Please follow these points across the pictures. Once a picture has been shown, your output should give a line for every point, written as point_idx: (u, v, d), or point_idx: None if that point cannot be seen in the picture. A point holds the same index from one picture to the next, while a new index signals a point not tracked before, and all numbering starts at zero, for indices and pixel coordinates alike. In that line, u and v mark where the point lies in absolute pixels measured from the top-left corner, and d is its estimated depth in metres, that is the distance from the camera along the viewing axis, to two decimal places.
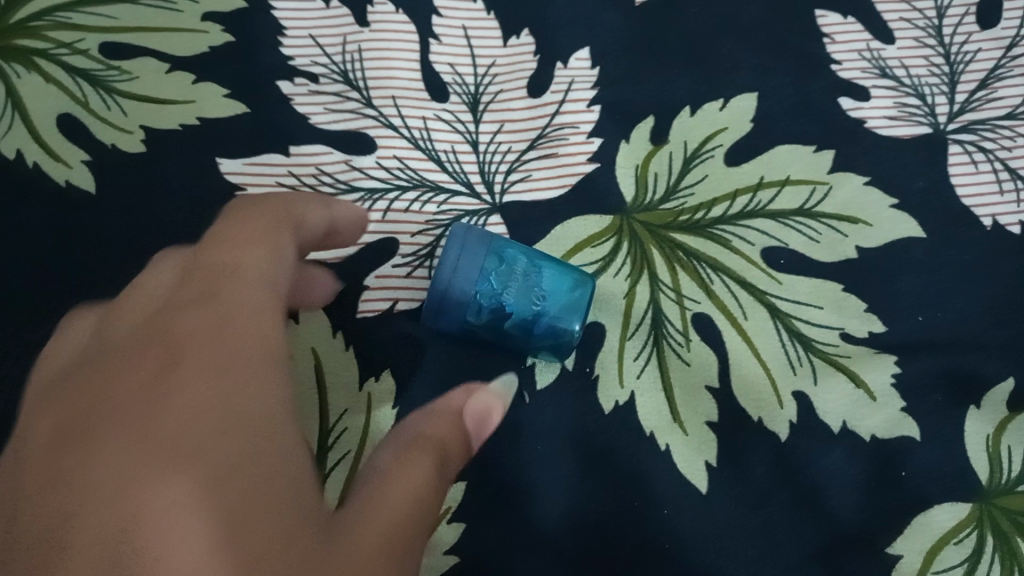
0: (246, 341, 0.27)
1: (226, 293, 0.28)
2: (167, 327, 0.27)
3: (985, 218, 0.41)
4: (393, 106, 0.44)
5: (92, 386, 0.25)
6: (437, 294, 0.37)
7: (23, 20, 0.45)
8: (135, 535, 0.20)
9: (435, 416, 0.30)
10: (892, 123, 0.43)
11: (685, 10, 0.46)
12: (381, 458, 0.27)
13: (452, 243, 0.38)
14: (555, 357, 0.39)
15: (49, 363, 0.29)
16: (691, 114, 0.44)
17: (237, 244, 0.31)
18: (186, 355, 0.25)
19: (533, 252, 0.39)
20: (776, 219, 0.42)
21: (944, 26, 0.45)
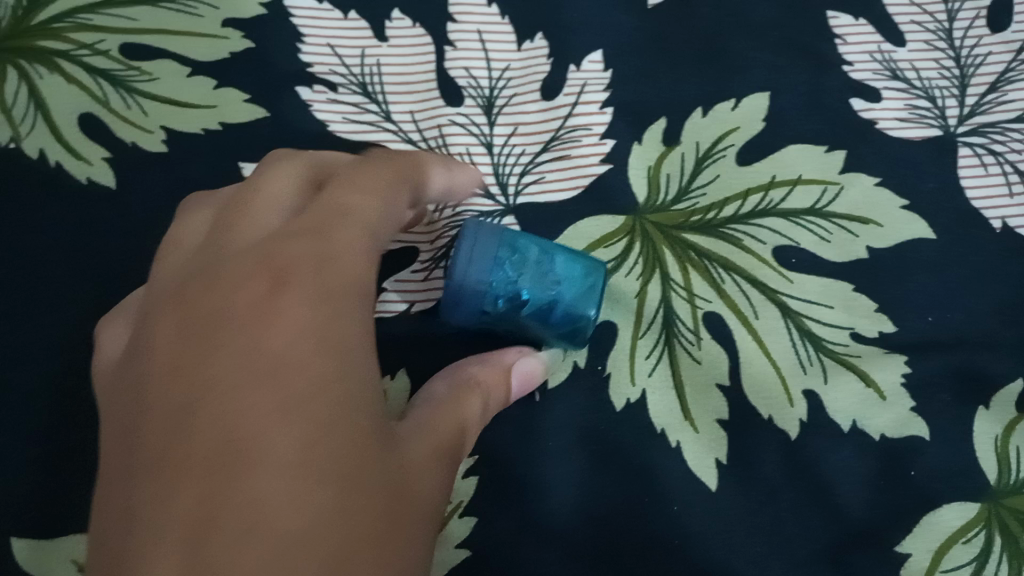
0: (345, 280, 0.31)
1: (332, 234, 0.32)
2: (274, 251, 0.31)
3: (994, 220, 0.42)
4: (410, 121, 0.45)
5: (208, 296, 0.30)
6: (453, 286, 0.38)
7: (46, 22, 0.45)
8: (240, 437, 0.25)
9: (490, 364, 0.37)
10: (902, 125, 0.44)
11: (697, 12, 0.47)
12: (439, 386, 0.35)
13: (465, 237, 0.38)
14: (574, 343, 0.39)
15: (173, 253, 0.34)
16: (703, 114, 0.44)
17: (361, 192, 0.35)
18: (289, 281, 0.30)
19: (546, 242, 0.40)
20: (788, 219, 0.42)
21: (954, 30, 0.46)
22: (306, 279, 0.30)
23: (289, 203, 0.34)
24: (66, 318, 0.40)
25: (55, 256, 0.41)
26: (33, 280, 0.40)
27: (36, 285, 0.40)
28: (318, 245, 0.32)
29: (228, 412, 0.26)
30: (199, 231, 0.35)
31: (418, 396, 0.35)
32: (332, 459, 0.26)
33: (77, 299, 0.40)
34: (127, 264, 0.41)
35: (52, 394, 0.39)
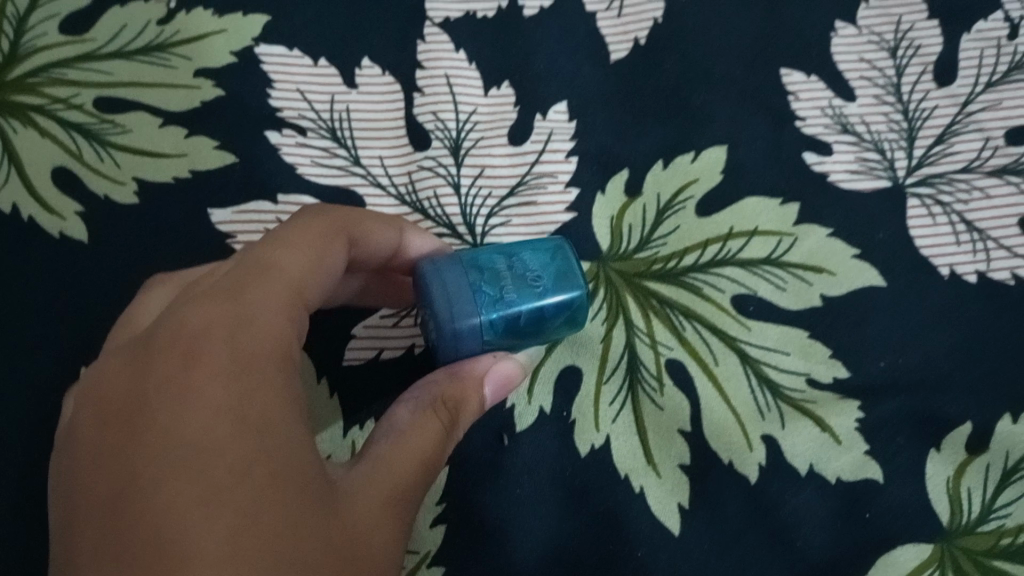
0: (260, 349, 0.31)
1: (251, 298, 0.33)
2: (191, 324, 0.31)
3: (943, 267, 0.43)
4: (380, 165, 0.46)
5: (129, 382, 0.30)
6: (449, 325, 0.37)
7: (22, 76, 0.46)
8: (161, 533, 0.26)
9: (459, 376, 0.37)
10: (853, 177, 0.45)
11: (657, 66, 0.48)
12: (403, 413, 0.35)
13: (430, 275, 0.38)
14: (574, 324, 0.39)
15: (122, 331, 0.35)
16: (664, 167, 0.46)
17: (291, 250, 0.35)
18: (202, 359, 0.30)
19: (502, 248, 0.40)
20: (746, 267, 0.43)
21: (902, 85, 0.48)
22: (221, 353, 0.30)
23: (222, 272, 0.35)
24: (37, 370, 0.40)
25: (28, 308, 0.41)
26: (5, 332, 0.41)
27: (8, 338, 0.41)
28: (236, 314, 0.32)
29: (150, 516, 0.26)
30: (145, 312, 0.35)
31: (382, 426, 0.35)
32: (257, 544, 0.26)
33: (48, 351, 0.41)
34: (100, 316, 0.41)
35: (21, 448, 0.39)
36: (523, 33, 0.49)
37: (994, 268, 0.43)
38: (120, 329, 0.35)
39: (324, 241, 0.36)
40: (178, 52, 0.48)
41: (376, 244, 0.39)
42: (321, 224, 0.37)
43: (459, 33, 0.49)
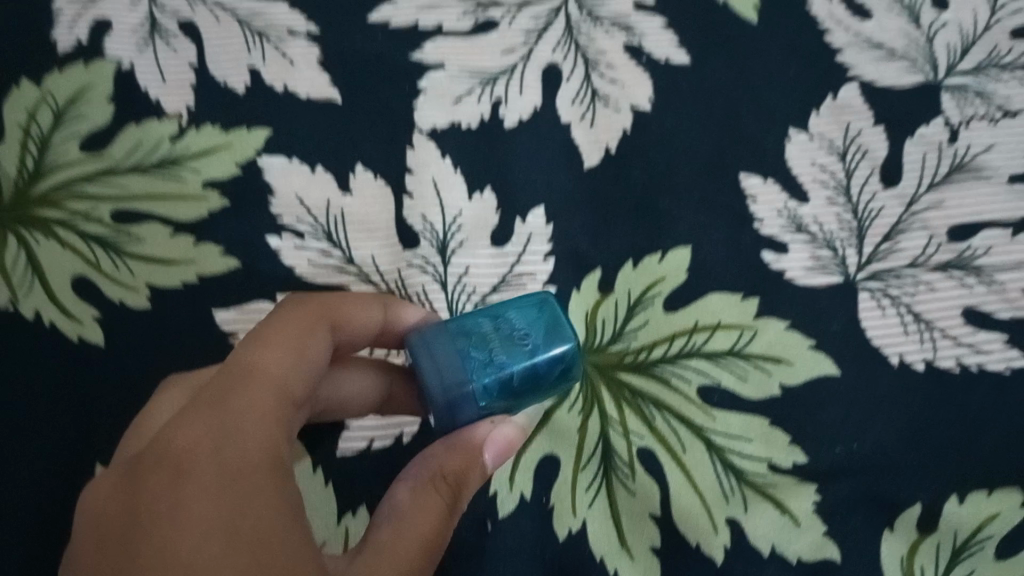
0: (246, 460, 0.35)
1: (240, 405, 0.37)
2: (181, 440, 0.35)
3: (893, 356, 0.47)
4: (371, 264, 0.50)
5: (129, 496, 0.34)
6: (444, 394, 0.40)
7: (48, 191, 0.51)
8: None
9: (458, 448, 0.41)
10: (808, 273, 0.49)
11: (627, 173, 0.53)
12: (404, 494, 0.40)
13: (420, 350, 0.41)
14: (568, 374, 0.42)
15: (132, 436, 0.39)
16: (634, 266, 0.50)
17: (272, 351, 0.39)
18: (193, 474, 0.34)
19: (490, 310, 0.43)
20: (711, 359, 0.47)
21: (852, 186, 0.52)
22: (211, 468, 0.35)
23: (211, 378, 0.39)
24: (66, 469, 0.45)
25: (57, 411, 0.46)
26: (36, 433, 0.45)
27: (39, 438, 0.45)
28: (226, 423, 0.36)
29: None
30: (153, 417, 0.40)
31: (390, 502, 0.40)
32: None
33: (75, 450, 0.45)
34: (120, 415, 0.46)
35: (53, 540, 0.43)
36: (504, 141, 0.54)
37: (941, 356, 0.47)
38: (130, 435, 0.39)
39: (301, 337, 0.40)
40: (191, 167, 0.52)
41: (356, 325, 0.43)
42: (297, 319, 0.40)
43: (445, 141, 0.54)
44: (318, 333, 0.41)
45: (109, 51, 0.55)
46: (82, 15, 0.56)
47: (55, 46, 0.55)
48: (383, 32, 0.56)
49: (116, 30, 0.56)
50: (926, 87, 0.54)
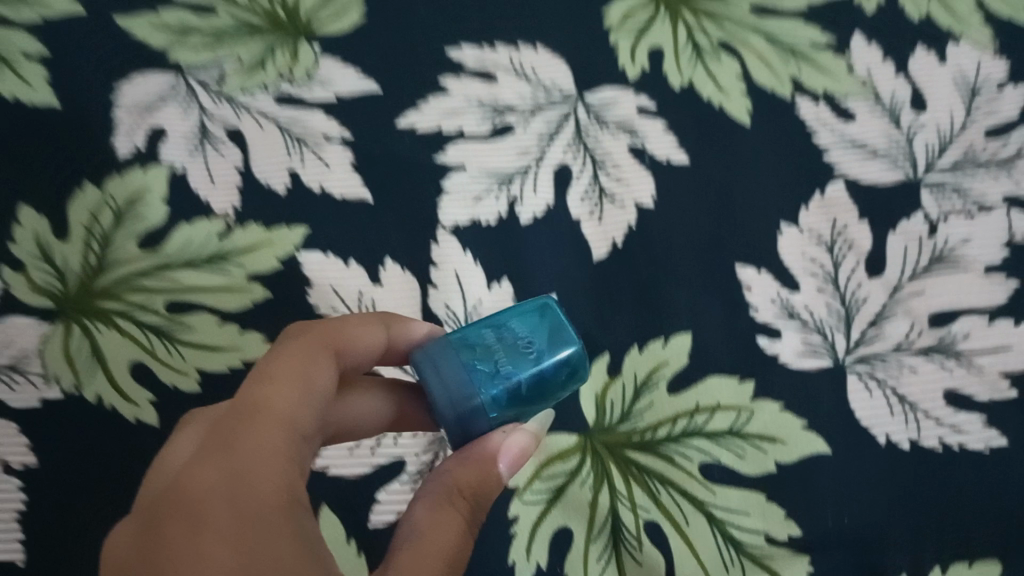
0: (259, 499, 0.38)
1: (252, 445, 0.40)
2: (194, 486, 0.37)
3: (880, 435, 0.52)
4: None
5: (148, 539, 0.36)
6: (458, 405, 0.44)
7: (108, 286, 0.57)
8: None
9: (473, 461, 0.43)
10: (801, 358, 0.54)
11: (632, 264, 0.58)
12: (422, 512, 0.42)
13: (427, 368, 0.45)
14: (573, 379, 0.46)
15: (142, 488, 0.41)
16: (639, 351, 0.54)
17: (276, 394, 0.42)
18: (211, 511, 0.36)
19: (490, 325, 0.47)
20: (711, 438, 0.52)
21: (840, 276, 0.56)
22: (228, 504, 0.37)
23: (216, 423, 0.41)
24: None
25: (127, 489, 0.53)
26: (111, 507, 0.53)
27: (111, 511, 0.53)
28: (239, 464, 0.39)
29: None
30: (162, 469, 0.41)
31: (407, 522, 0.42)
32: None
33: None
34: None
35: None
36: (520, 237, 0.59)
37: (924, 437, 0.52)
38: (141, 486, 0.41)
39: (299, 378, 0.44)
40: (236, 261, 0.58)
41: (358, 352, 0.48)
42: (295, 360, 0.44)
43: (466, 237, 0.59)
44: (322, 361, 0.45)
45: (164, 157, 0.61)
46: (139, 124, 0.62)
47: (115, 153, 0.61)
48: (410, 135, 0.62)
49: (170, 138, 0.62)
50: (907, 184, 0.59)
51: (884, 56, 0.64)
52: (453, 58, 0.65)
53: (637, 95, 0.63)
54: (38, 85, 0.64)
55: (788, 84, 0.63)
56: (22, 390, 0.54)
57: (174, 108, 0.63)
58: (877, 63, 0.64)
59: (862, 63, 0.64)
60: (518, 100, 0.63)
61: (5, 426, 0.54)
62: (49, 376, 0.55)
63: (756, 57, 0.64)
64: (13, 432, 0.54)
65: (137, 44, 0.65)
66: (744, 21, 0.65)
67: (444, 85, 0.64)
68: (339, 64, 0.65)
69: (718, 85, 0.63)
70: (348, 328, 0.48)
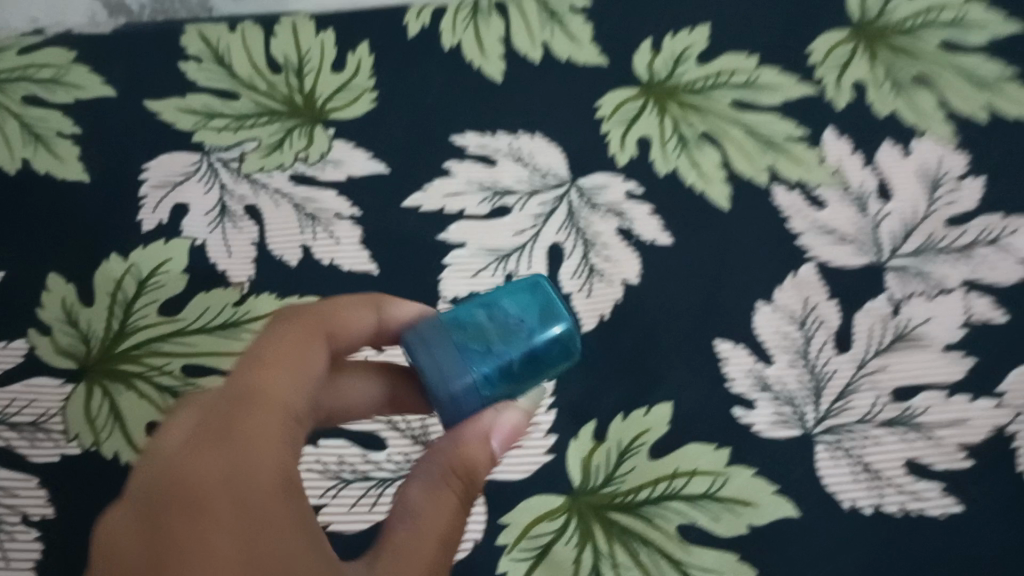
0: (261, 492, 0.38)
1: (249, 430, 0.40)
2: (195, 483, 0.37)
3: (845, 501, 0.56)
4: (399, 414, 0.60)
5: (148, 535, 0.36)
6: (454, 383, 0.45)
7: (128, 349, 0.61)
8: None
9: (465, 441, 0.45)
10: (773, 426, 0.58)
11: (618, 336, 0.62)
12: (418, 493, 0.43)
13: (420, 347, 0.46)
14: (562, 357, 0.48)
15: (129, 473, 0.40)
16: (623, 418, 0.59)
17: (273, 380, 0.43)
18: (207, 503, 0.37)
19: (480, 305, 0.48)
20: (688, 501, 0.56)
21: (810, 352, 0.61)
22: (227, 493, 0.37)
23: (212, 409, 0.41)
24: None
25: None
26: None
27: None
28: (237, 451, 0.39)
29: None
30: (150, 451, 0.40)
31: (404, 503, 0.43)
32: None
33: None
34: None
35: None
36: None
37: (886, 502, 0.56)
38: (128, 471, 0.40)
39: (296, 365, 0.44)
40: (249, 327, 0.62)
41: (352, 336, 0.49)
42: (289, 345, 0.45)
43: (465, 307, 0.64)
44: (316, 342, 0.46)
45: (185, 231, 0.66)
46: (163, 200, 0.67)
47: (139, 226, 0.66)
48: (414, 213, 0.67)
49: (191, 212, 0.67)
50: (873, 267, 0.64)
51: (854, 149, 0.69)
52: (456, 144, 0.70)
53: (625, 180, 0.69)
54: (69, 160, 0.69)
55: (765, 173, 0.68)
56: (43, 447, 0.58)
57: (196, 185, 0.68)
58: (847, 155, 0.69)
59: (834, 155, 0.69)
60: (515, 183, 0.68)
61: (28, 479, 0.57)
62: (70, 434, 0.58)
63: (735, 148, 0.70)
64: (34, 485, 0.57)
65: (164, 125, 0.71)
66: (725, 114, 0.71)
67: (448, 168, 0.69)
68: (352, 147, 0.70)
69: (700, 171, 0.69)
70: (340, 313, 0.49)
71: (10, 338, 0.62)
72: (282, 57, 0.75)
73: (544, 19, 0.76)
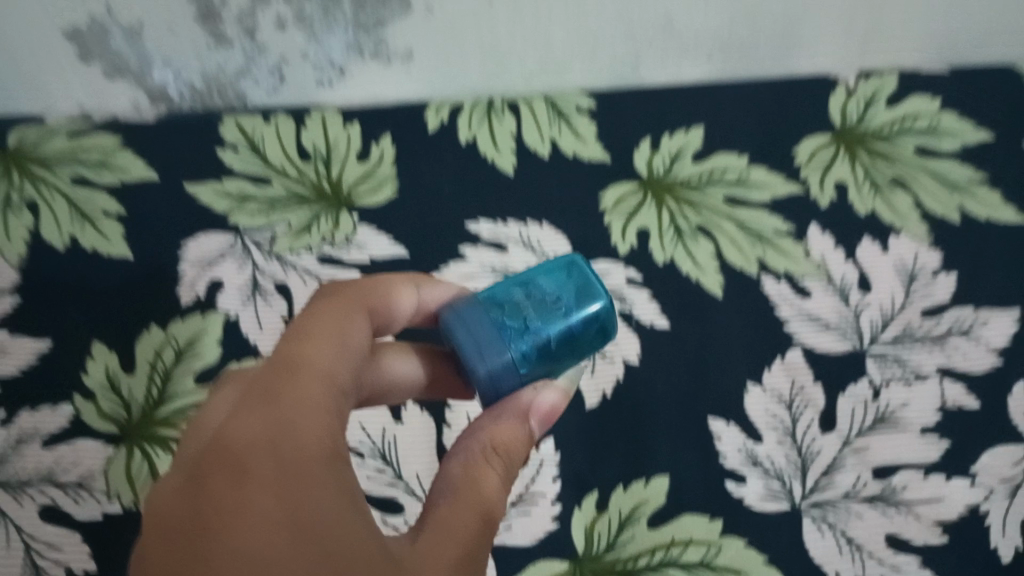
0: (299, 451, 0.42)
1: (293, 397, 0.44)
2: (238, 442, 0.42)
3: (830, 572, 0.62)
4: (416, 480, 0.65)
5: (193, 484, 0.40)
6: (497, 354, 0.50)
7: (167, 414, 0.66)
8: None
9: (506, 420, 0.49)
10: (762, 499, 0.64)
11: (618, 413, 0.67)
12: (459, 469, 0.48)
13: (463, 327, 0.52)
14: (593, 336, 0.54)
15: (188, 439, 0.45)
16: (624, 489, 0.64)
17: (315, 351, 0.47)
18: (253, 461, 0.41)
19: (517, 289, 0.54)
20: (684, 568, 0.61)
21: (797, 431, 0.66)
22: (272, 452, 0.41)
23: (259, 380, 0.46)
24: None
25: None
26: None
27: None
28: (281, 415, 0.43)
29: None
30: (207, 420, 0.45)
31: (448, 476, 0.48)
32: None
33: None
34: None
35: None
36: None
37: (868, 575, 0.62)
38: (188, 436, 0.45)
39: (335, 340, 0.48)
40: None
41: (387, 313, 0.54)
42: (327, 322, 0.49)
43: None
44: (353, 315, 0.51)
45: (220, 305, 0.72)
46: (201, 277, 0.73)
47: (178, 301, 0.72)
48: None
49: (226, 289, 0.73)
50: (855, 353, 0.70)
51: (836, 244, 0.75)
52: (471, 230, 0.77)
53: (626, 268, 0.74)
54: (115, 240, 0.75)
55: (754, 264, 0.74)
56: (86, 505, 0.63)
57: (231, 263, 0.74)
58: (830, 250, 0.75)
59: (817, 250, 0.75)
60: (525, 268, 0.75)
61: (70, 535, 0.63)
62: (111, 493, 0.64)
63: (728, 241, 0.76)
64: (77, 541, 0.63)
65: (202, 207, 0.77)
66: (719, 209, 0.78)
67: (464, 252, 0.76)
68: (374, 231, 0.76)
69: (695, 261, 0.75)
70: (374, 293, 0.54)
71: (54, 402, 0.67)
72: (311, 146, 0.80)
73: (552, 117, 0.82)
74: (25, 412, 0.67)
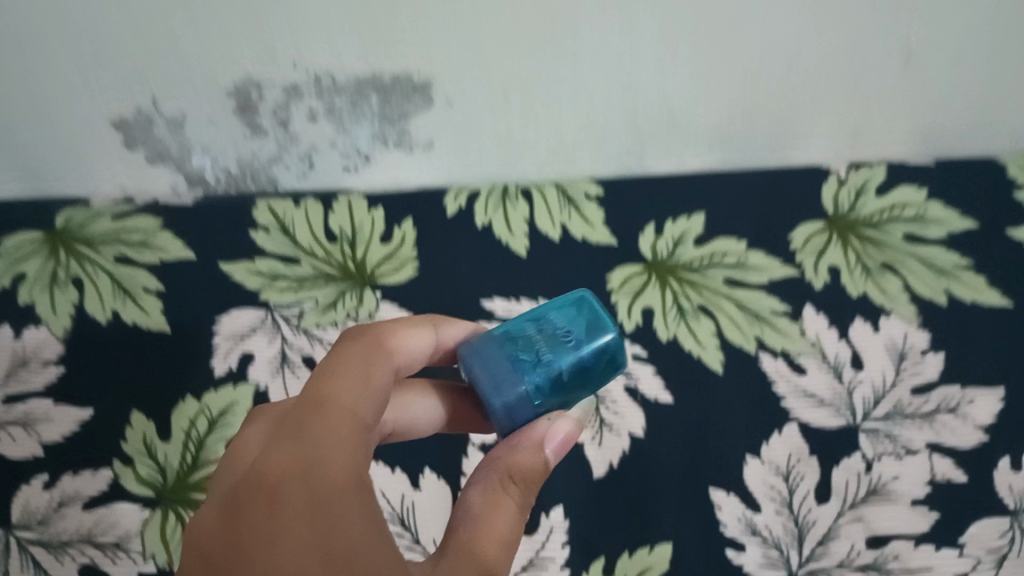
0: (326, 480, 0.46)
1: (321, 432, 0.48)
2: (271, 475, 0.46)
3: None
4: (432, 544, 0.68)
5: (230, 513, 0.45)
6: (510, 388, 0.55)
7: (199, 479, 0.72)
8: None
9: (521, 450, 0.53)
10: (761, 567, 0.69)
11: (624, 483, 0.72)
12: (478, 496, 0.52)
13: (481, 365, 0.57)
14: (607, 364, 0.57)
15: (225, 469, 0.50)
16: (629, 555, 0.69)
17: (340, 387, 0.51)
18: (285, 492, 0.45)
19: (533, 323, 0.58)
20: None
21: (794, 501, 0.71)
22: (302, 484, 0.46)
23: (290, 417, 0.50)
24: None
25: None
26: None
27: None
28: (310, 450, 0.48)
29: None
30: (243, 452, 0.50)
31: (469, 502, 0.52)
32: None
33: None
34: None
35: None
36: None
37: None
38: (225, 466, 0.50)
39: (359, 376, 0.52)
40: None
41: (415, 351, 0.58)
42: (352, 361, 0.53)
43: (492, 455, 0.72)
44: (377, 353, 0.55)
45: (251, 376, 0.77)
46: (234, 350, 0.79)
47: (212, 372, 0.77)
48: None
49: (257, 361, 0.78)
50: (849, 429, 0.74)
51: (830, 323, 0.80)
52: (485, 307, 0.82)
53: (632, 344, 0.79)
54: (154, 313, 0.81)
55: (753, 341, 0.79)
56: (121, 564, 0.69)
57: (262, 337, 0.79)
58: (824, 330, 0.80)
59: (813, 329, 0.80)
60: None
61: None
62: (146, 553, 0.70)
63: (728, 320, 0.80)
64: None
65: (235, 285, 0.82)
66: (719, 290, 0.82)
67: None
68: (396, 309, 0.82)
69: (697, 339, 0.79)
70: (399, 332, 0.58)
71: (95, 467, 0.73)
72: (338, 228, 0.86)
73: (562, 203, 0.87)
74: (67, 476, 0.72)
